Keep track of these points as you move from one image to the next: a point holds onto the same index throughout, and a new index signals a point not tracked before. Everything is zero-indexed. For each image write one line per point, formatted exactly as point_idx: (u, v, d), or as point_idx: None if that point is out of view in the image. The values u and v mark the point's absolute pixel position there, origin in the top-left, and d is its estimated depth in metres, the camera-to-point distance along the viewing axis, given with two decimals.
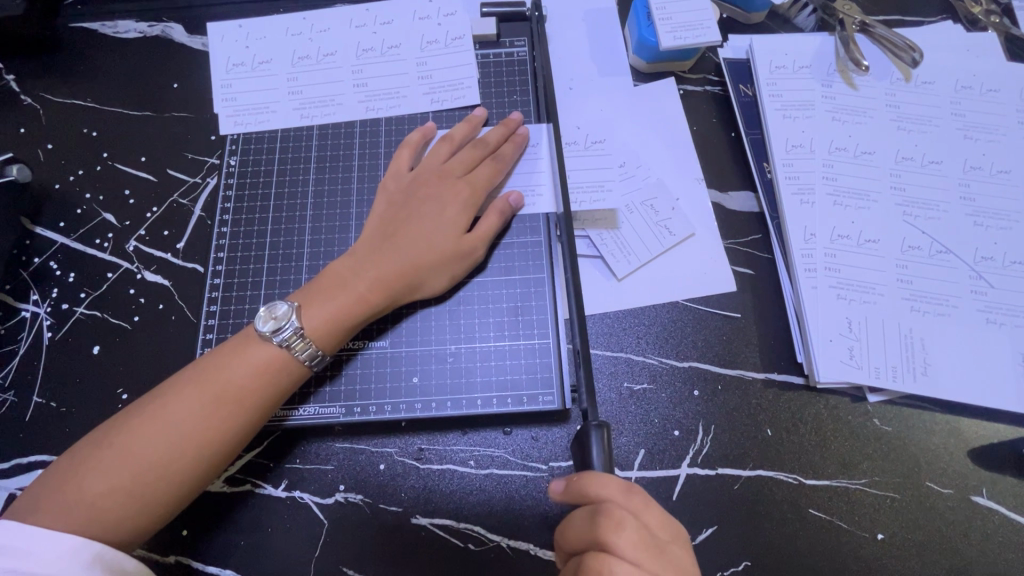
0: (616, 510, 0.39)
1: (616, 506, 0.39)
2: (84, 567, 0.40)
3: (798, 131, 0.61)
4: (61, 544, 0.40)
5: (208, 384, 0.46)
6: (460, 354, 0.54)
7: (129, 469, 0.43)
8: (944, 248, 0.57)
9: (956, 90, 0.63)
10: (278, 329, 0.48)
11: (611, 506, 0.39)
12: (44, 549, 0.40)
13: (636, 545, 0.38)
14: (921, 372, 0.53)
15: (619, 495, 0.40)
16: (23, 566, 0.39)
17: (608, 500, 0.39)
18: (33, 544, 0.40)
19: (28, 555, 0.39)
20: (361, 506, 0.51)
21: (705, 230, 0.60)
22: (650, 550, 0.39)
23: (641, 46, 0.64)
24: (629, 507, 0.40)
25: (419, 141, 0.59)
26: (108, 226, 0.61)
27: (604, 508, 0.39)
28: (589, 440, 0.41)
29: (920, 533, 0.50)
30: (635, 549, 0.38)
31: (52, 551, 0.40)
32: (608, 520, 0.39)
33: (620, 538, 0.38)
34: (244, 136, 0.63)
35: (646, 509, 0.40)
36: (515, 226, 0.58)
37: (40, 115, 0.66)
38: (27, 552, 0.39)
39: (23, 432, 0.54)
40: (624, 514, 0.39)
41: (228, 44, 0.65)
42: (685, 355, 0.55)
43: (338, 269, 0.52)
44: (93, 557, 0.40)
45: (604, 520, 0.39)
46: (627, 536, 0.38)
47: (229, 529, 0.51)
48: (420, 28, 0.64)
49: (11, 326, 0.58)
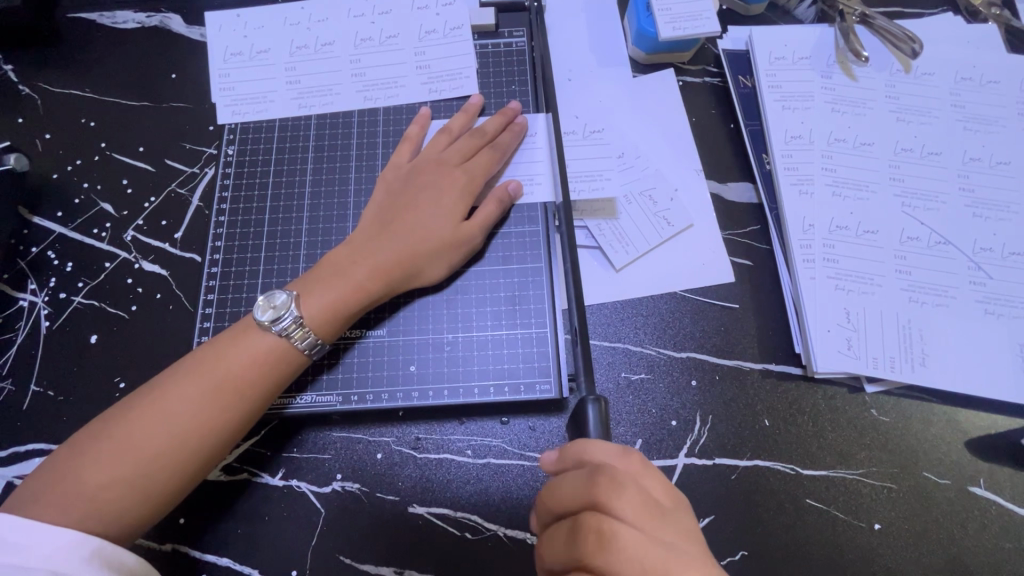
0: (615, 472, 0.39)
1: (615, 469, 0.39)
2: (82, 562, 0.39)
3: (797, 123, 0.61)
4: (60, 538, 0.40)
5: (207, 373, 0.46)
6: (457, 343, 0.54)
7: (130, 459, 0.43)
8: (943, 239, 0.57)
9: (956, 82, 0.63)
10: (277, 318, 0.48)
11: (611, 469, 0.39)
12: (42, 544, 0.39)
13: (636, 507, 0.38)
14: (919, 363, 0.53)
15: (616, 460, 0.40)
16: (20, 561, 0.38)
17: (606, 463, 0.40)
18: (31, 537, 0.39)
19: (25, 550, 0.39)
20: (359, 495, 0.51)
21: (703, 221, 0.60)
22: (651, 513, 0.38)
23: (640, 36, 0.64)
24: (627, 471, 0.40)
25: (419, 133, 0.59)
26: (106, 216, 0.61)
27: (603, 470, 0.39)
28: (586, 411, 0.43)
29: (918, 523, 0.50)
30: (635, 511, 0.38)
31: (50, 545, 0.39)
32: (607, 482, 0.38)
33: (621, 500, 0.38)
34: (242, 126, 0.63)
35: (644, 473, 0.40)
36: (513, 215, 0.58)
37: (38, 105, 0.66)
38: (25, 546, 0.39)
39: (21, 421, 0.54)
40: (623, 477, 0.39)
41: (226, 34, 0.65)
42: (683, 345, 0.55)
43: (336, 257, 0.52)
44: (91, 552, 0.40)
45: (605, 481, 0.38)
46: (628, 499, 0.38)
47: (227, 518, 0.51)
48: (419, 17, 0.64)
49: (9, 315, 0.58)
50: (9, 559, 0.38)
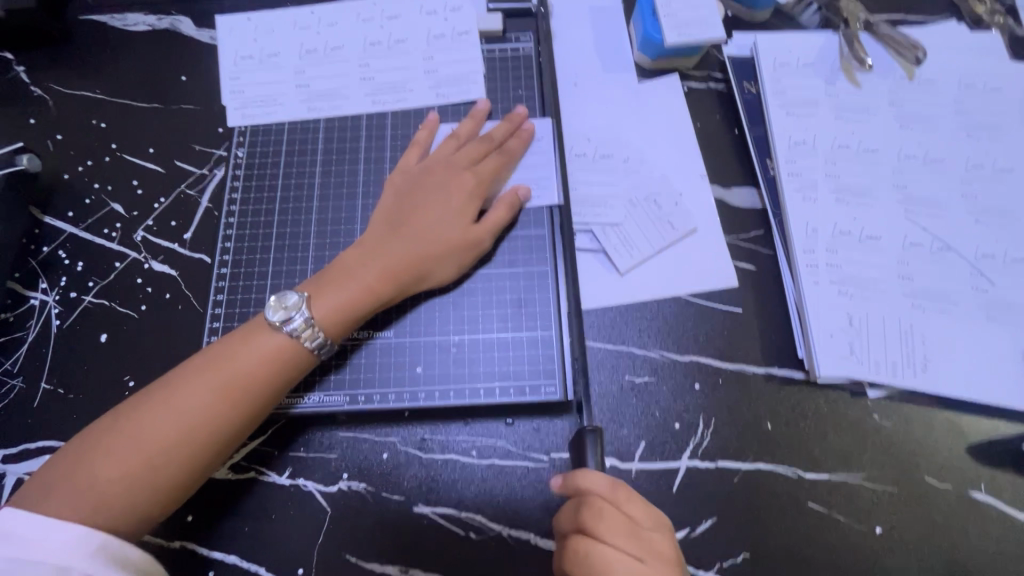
0: (598, 502, 0.43)
1: (599, 499, 0.43)
2: (86, 557, 0.40)
3: (801, 129, 0.62)
4: (65, 533, 0.40)
5: (215, 372, 0.47)
6: (463, 344, 0.55)
7: (138, 456, 0.44)
8: (945, 244, 0.57)
9: (959, 89, 0.63)
10: (288, 319, 0.49)
11: (595, 499, 0.43)
12: (48, 538, 0.40)
13: (614, 532, 0.42)
14: (921, 368, 0.53)
15: (605, 490, 0.43)
16: (27, 554, 0.39)
17: (593, 493, 0.43)
18: (35, 532, 0.40)
19: (32, 544, 0.39)
20: (364, 495, 0.52)
21: (707, 225, 0.60)
22: (631, 538, 0.42)
23: (646, 42, 0.64)
24: (613, 500, 0.43)
25: (427, 138, 0.60)
26: (116, 216, 0.62)
27: (588, 499, 0.43)
28: (583, 442, 0.47)
29: (919, 526, 0.50)
30: (613, 535, 0.42)
31: (56, 540, 0.40)
32: (590, 511, 0.43)
33: (602, 524, 0.42)
34: (251, 128, 0.63)
35: (630, 501, 0.44)
36: (519, 219, 0.58)
37: (49, 106, 0.66)
38: (32, 540, 0.40)
39: (32, 418, 0.55)
40: (606, 506, 0.43)
41: (237, 37, 0.65)
42: (687, 349, 0.56)
43: (347, 259, 0.53)
44: (95, 548, 0.40)
45: (587, 510, 0.43)
46: (607, 525, 0.42)
47: (234, 515, 0.51)
48: (427, 22, 0.64)
49: (20, 313, 0.58)
50: (15, 553, 0.39)
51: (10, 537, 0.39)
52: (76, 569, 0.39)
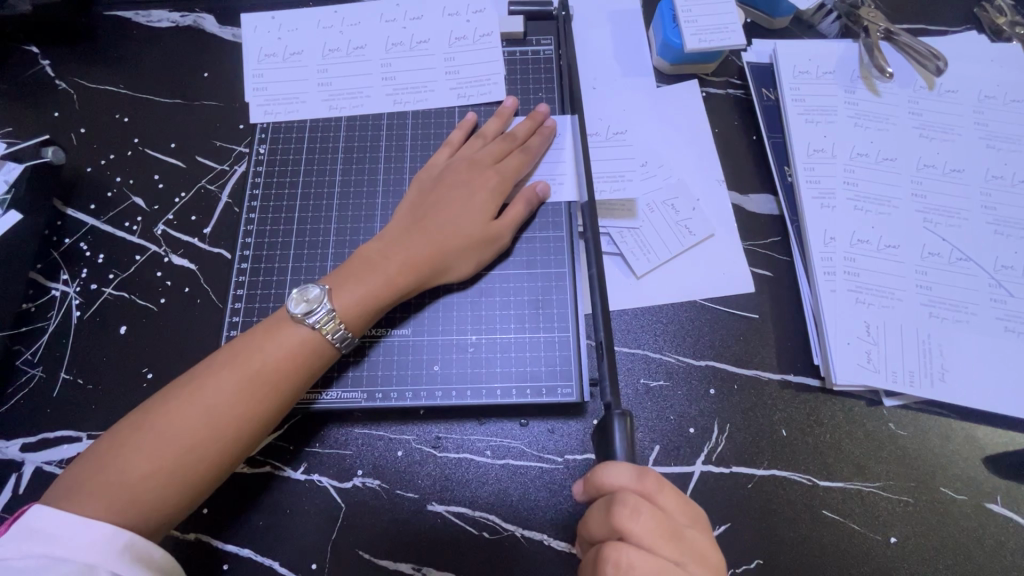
0: (631, 498, 0.40)
1: (631, 494, 0.40)
2: (112, 556, 0.40)
3: (820, 136, 0.62)
4: (94, 531, 0.41)
5: (244, 365, 0.47)
6: (480, 344, 0.55)
7: (165, 453, 0.44)
8: (963, 255, 0.57)
9: (979, 100, 0.63)
10: (310, 311, 0.49)
11: (628, 495, 0.40)
12: (78, 536, 0.40)
13: (653, 532, 0.39)
14: (939, 378, 0.53)
15: (632, 482, 0.40)
16: (57, 553, 0.39)
17: (621, 488, 0.40)
18: (66, 531, 0.40)
19: (62, 542, 0.40)
20: (379, 492, 0.52)
21: (725, 231, 0.60)
22: (670, 540, 0.39)
23: (666, 47, 0.65)
24: (643, 492, 0.40)
25: (462, 139, 0.60)
26: (138, 210, 0.63)
27: (618, 498, 0.40)
28: (611, 428, 0.42)
29: (935, 538, 0.50)
30: (652, 536, 0.39)
31: (84, 538, 0.40)
32: (622, 509, 0.39)
33: (639, 526, 0.39)
34: (273, 125, 0.64)
35: (661, 491, 0.41)
36: (538, 219, 0.59)
37: (74, 100, 0.67)
38: (61, 538, 0.40)
39: (51, 408, 0.55)
40: (638, 501, 0.40)
41: (261, 35, 0.66)
42: (702, 353, 0.56)
43: (367, 252, 0.53)
44: (123, 545, 0.41)
45: (622, 508, 0.39)
46: (643, 524, 0.39)
47: (250, 510, 0.52)
48: (449, 23, 0.65)
49: (40, 304, 0.59)
50: (46, 550, 0.39)
51: (42, 535, 0.40)
52: (103, 568, 0.39)
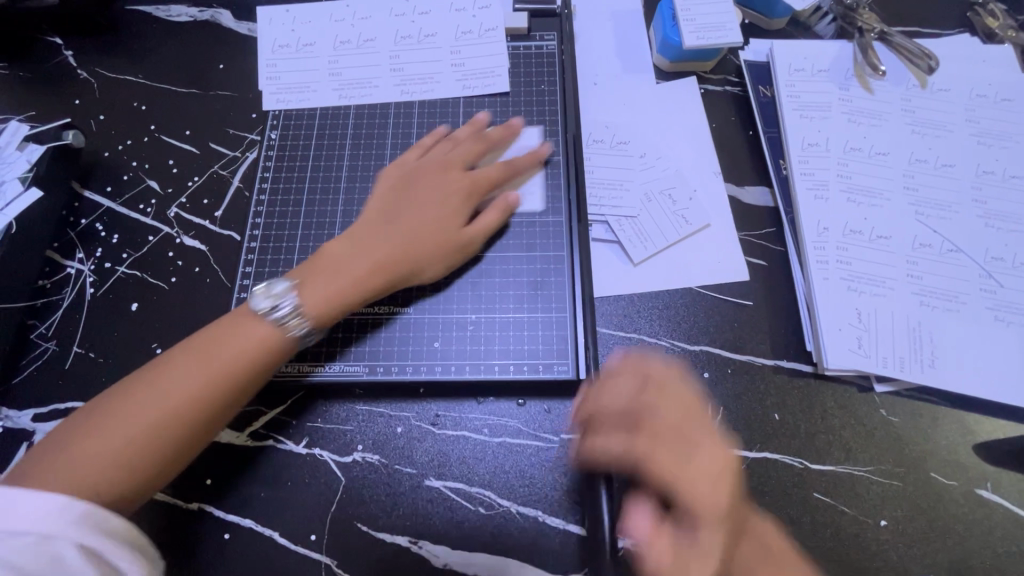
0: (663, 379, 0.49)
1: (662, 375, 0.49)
2: (72, 527, 0.39)
3: (814, 131, 0.63)
4: (45, 504, 0.39)
5: (206, 353, 0.48)
6: (480, 323, 0.56)
7: (124, 435, 0.44)
8: (954, 247, 0.58)
9: (971, 98, 0.65)
10: (276, 305, 0.51)
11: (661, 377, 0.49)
12: (27, 507, 0.38)
13: (673, 400, 0.47)
14: (928, 364, 0.54)
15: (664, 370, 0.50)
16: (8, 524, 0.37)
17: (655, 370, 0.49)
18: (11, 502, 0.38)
19: (5, 513, 0.38)
20: (378, 467, 0.53)
21: (720, 220, 0.62)
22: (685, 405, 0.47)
23: (665, 45, 0.67)
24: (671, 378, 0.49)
25: (432, 143, 0.62)
26: (153, 193, 0.65)
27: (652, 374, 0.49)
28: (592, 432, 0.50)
29: (923, 520, 0.51)
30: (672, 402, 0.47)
31: (35, 508, 0.38)
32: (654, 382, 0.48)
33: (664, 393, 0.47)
34: (285, 113, 0.66)
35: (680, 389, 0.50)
36: (538, 205, 0.61)
37: (94, 88, 0.70)
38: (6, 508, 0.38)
39: (62, 380, 0.57)
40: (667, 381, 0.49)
41: (275, 27, 0.69)
42: (697, 338, 0.57)
43: (333, 252, 0.55)
44: (79, 516, 0.39)
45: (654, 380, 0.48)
46: (668, 397, 0.47)
47: (252, 482, 0.53)
48: (455, 18, 0.67)
49: (57, 280, 0.61)
50: None
51: None
52: (63, 540, 0.38)
